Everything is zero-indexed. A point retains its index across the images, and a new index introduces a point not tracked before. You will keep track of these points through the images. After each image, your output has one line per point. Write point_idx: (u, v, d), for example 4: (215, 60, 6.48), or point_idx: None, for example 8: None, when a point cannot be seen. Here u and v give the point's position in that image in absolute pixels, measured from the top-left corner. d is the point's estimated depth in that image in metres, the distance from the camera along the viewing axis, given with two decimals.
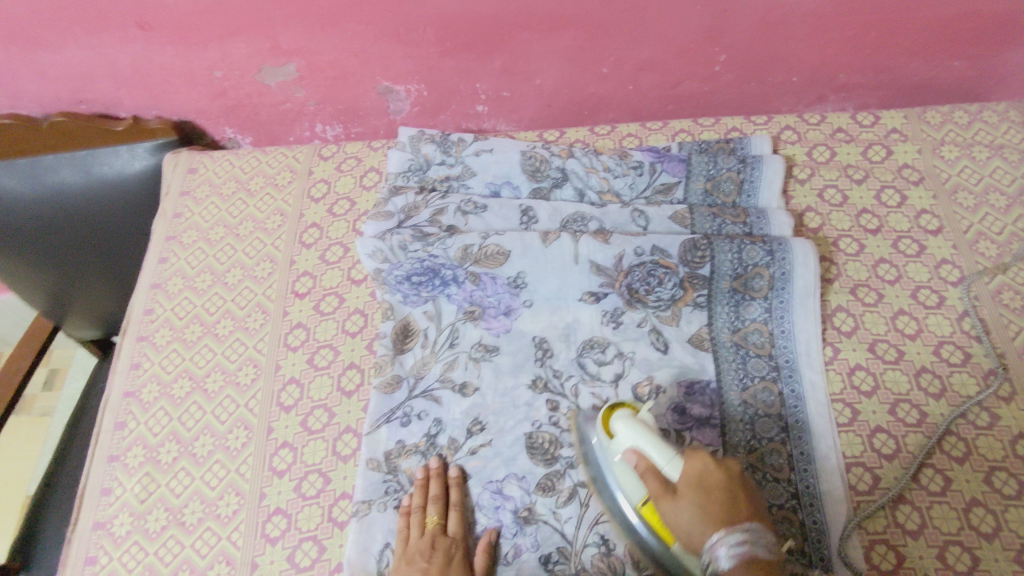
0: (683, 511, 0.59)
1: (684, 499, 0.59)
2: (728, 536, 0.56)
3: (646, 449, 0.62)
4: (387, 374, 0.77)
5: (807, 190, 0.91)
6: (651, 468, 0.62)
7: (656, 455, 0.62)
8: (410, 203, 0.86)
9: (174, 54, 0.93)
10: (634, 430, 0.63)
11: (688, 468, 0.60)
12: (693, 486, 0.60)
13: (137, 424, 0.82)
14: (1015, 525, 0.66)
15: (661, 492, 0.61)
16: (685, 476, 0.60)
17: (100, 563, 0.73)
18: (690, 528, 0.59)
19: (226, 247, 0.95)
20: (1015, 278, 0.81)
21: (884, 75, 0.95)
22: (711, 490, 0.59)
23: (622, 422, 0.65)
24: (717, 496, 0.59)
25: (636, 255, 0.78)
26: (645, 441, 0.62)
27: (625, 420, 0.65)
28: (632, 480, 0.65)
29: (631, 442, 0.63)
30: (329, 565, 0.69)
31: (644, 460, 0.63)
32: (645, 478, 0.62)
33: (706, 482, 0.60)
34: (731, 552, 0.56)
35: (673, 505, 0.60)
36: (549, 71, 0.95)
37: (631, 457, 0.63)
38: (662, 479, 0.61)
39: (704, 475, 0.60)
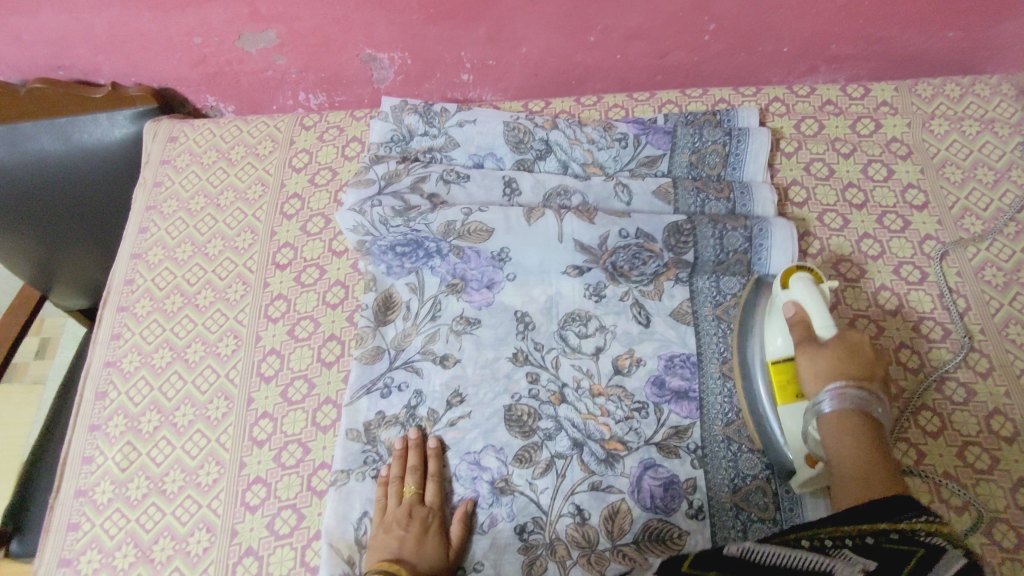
0: (818, 358, 0.60)
1: (829, 349, 0.60)
2: (846, 389, 0.57)
3: (809, 306, 0.64)
4: (368, 346, 0.78)
5: (793, 163, 0.90)
6: (804, 321, 0.64)
7: (815, 315, 0.63)
8: (392, 170, 0.85)
9: (151, 19, 0.91)
10: (807, 289, 0.65)
11: (846, 333, 0.62)
12: (840, 342, 0.61)
13: (118, 393, 0.82)
14: (984, 499, 0.67)
15: (804, 339, 0.63)
16: (840, 336, 0.61)
17: (82, 529, 0.74)
18: (821, 377, 0.59)
19: (207, 218, 0.94)
20: (997, 254, 0.81)
21: (876, 46, 0.94)
22: (858, 354, 0.60)
23: (802, 278, 0.66)
24: (862, 362, 0.59)
25: (620, 237, 0.77)
26: (813, 300, 0.64)
27: (805, 280, 0.66)
28: (781, 333, 0.67)
29: (799, 296, 0.65)
30: (307, 532, 0.70)
31: (800, 314, 0.65)
32: (794, 325, 0.64)
33: (858, 350, 0.60)
34: (844, 400, 0.57)
35: (812, 356, 0.61)
36: (535, 39, 0.93)
37: (790, 309, 0.66)
38: (812, 333, 0.63)
39: (858, 345, 0.60)
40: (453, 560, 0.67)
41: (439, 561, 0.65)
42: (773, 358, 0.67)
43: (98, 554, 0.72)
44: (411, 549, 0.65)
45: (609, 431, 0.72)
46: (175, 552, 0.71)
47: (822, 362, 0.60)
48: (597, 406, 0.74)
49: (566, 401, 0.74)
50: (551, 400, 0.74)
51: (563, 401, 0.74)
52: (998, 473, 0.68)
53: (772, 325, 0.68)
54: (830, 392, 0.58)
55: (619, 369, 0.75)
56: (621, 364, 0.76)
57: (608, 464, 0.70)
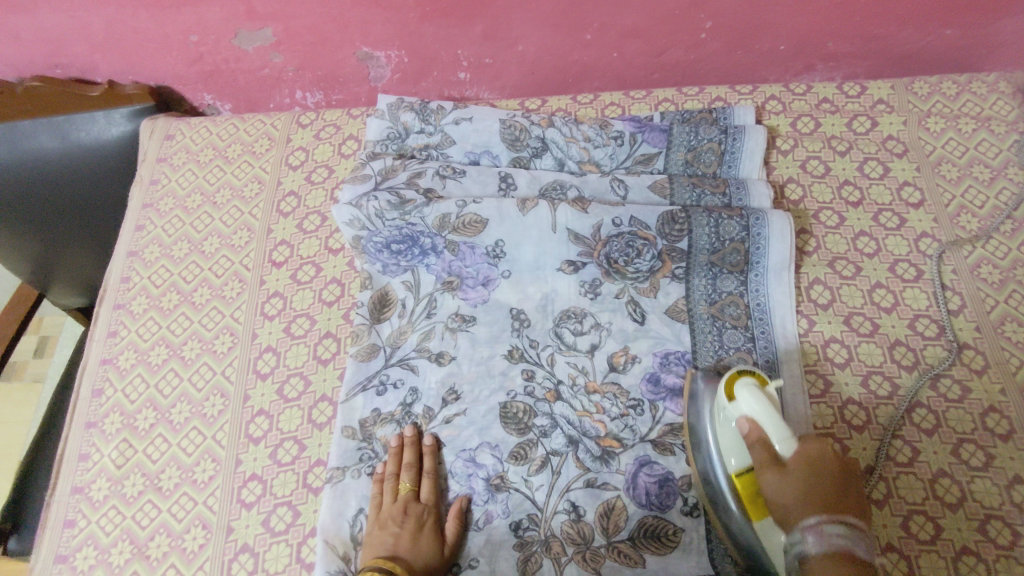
0: (785, 484, 0.58)
1: (794, 472, 0.58)
2: (826, 524, 0.55)
3: (763, 420, 0.62)
4: (364, 343, 0.78)
5: (789, 161, 0.90)
6: (761, 439, 0.62)
7: (771, 429, 0.61)
8: (388, 166, 0.85)
9: (148, 17, 0.91)
10: (754, 400, 0.62)
11: (804, 449, 0.60)
12: (802, 465, 0.59)
13: (114, 391, 0.82)
14: (980, 495, 0.67)
15: (766, 461, 0.60)
16: (800, 456, 0.59)
17: (78, 526, 0.74)
18: (790, 505, 0.57)
19: (203, 215, 0.94)
20: (993, 252, 0.81)
21: (873, 43, 0.94)
22: (823, 474, 0.58)
23: (746, 387, 0.64)
24: (825, 485, 0.58)
25: (614, 225, 0.79)
26: (763, 413, 0.62)
27: (748, 386, 0.64)
28: (737, 449, 0.64)
29: (749, 411, 0.63)
30: (303, 529, 0.70)
31: (755, 431, 0.62)
32: (753, 446, 0.62)
33: (819, 468, 0.58)
34: (827, 540, 0.54)
35: (779, 480, 0.59)
36: (531, 37, 0.93)
37: (744, 426, 0.63)
38: (772, 453, 0.61)
39: (820, 461, 0.59)
40: (449, 557, 0.67)
41: (433, 557, 0.65)
42: (735, 474, 0.63)
43: (94, 551, 0.72)
44: (406, 545, 0.65)
45: (605, 428, 0.72)
46: (170, 549, 0.71)
47: (788, 488, 0.58)
48: (592, 402, 0.74)
49: (562, 398, 0.74)
50: (546, 397, 0.74)
51: (558, 398, 0.74)
52: (993, 470, 0.68)
53: (726, 439, 0.65)
54: (808, 530, 0.55)
55: (614, 367, 0.76)
56: (616, 361, 0.76)
57: (603, 461, 0.70)
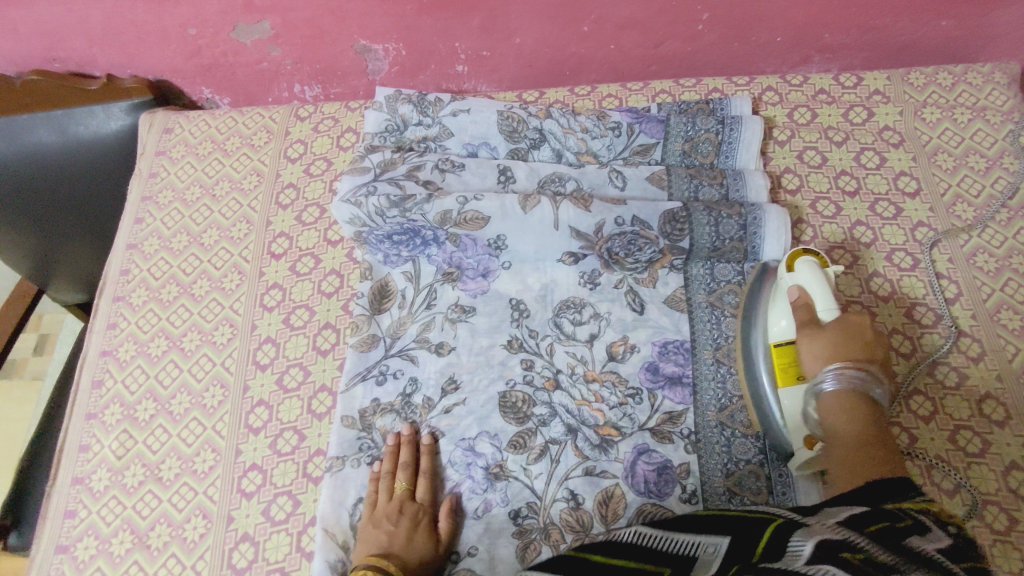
0: (818, 341, 0.64)
1: (831, 332, 0.64)
2: (846, 368, 0.61)
3: (814, 290, 0.67)
4: (364, 333, 0.78)
5: (786, 151, 0.90)
6: (807, 304, 0.67)
7: (819, 299, 0.67)
8: (387, 158, 0.85)
9: (146, 11, 0.91)
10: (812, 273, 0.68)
11: (846, 318, 0.65)
12: (841, 327, 0.64)
13: (114, 382, 0.82)
14: (976, 482, 0.67)
15: (808, 322, 0.66)
16: (841, 321, 0.65)
17: (79, 516, 0.74)
18: (821, 357, 0.63)
19: (203, 208, 0.94)
20: (989, 241, 0.81)
21: (869, 35, 0.94)
22: (859, 340, 0.63)
23: (806, 263, 0.69)
24: (861, 345, 0.63)
25: (616, 224, 0.78)
26: (817, 285, 0.67)
27: (810, 264, 0.69)
28: (784, 314, 0.69)
29: (805, 281, 0.68)
30: (303, 518, 0.71)
31: (804, 298, 0.68)
32: (798, 308, 0.67)
33: (857, 332, 0.64)
34: (845, 381, 0.60)
35: (814, 337, 0.65)
36: (528, 29, 0.93)
37: (794, 293, 0.69)
38: (815, 316, 0.66)
39: (859, 327, 0.64)
40: (443, 553, 0.66)
41: (427, 554, 0.65)
42: (775, 340, 0.68)
43: (94, 541, 0.72)
44: (400, 543, 0.64)
45: (603, 417, 0.72)
46: (171, 538, 0.71)
47: (824, 343, 0.64)
48: (591, 391, 0.74)
49: (561, 387, 0.74)
50: (545, 386, 0.74)
51: (558, 388, 0.74)
52: (990, 456, 0.68)
53: (775, 308, 0.70)
54: (830, 372, 0.61)
55: (613, 356, 0.76)
56: (615, 350, 0.76)
57: (602, 449, 0.71)
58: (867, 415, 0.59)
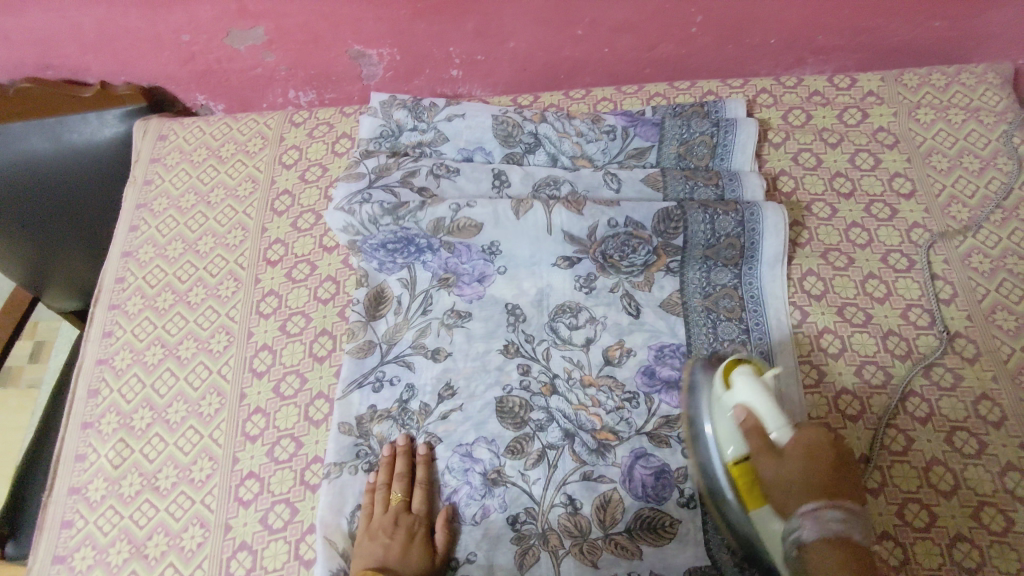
0: (780, 472, 0.58)
1: (792, 459, 0.58)
2: (824, 513, 0.55)
3: (760, 411, 0.62)
4: (360, 339, 0.78)
5: (781, 153, 0.90)
6: (757, 427, 0.61)
7: (767, 418, 0.61)
8: (382, 163, 0.84)
9: (140, 17, 0.91)
10: (753, 389, 0.63)
11: (801, 436, 0.60)
12: (800, 451, 0.59)
13: (110, 391, 0.82)
14: (973, 482, 0.67)
15: (764, 449, 0.60)
16: (798, 442, 0.60)
17: (76, 526, 0.74)
18: (788, 492, 0.57)
19: (198, 215, 0.94)
20: (983, 241, 0.81)
21: (863, 36, 0.94)
22: (821, 460, 0.59)
23: (744, 377, 0.64)
24: (823, 473, 0.58)
25: (609, 226, 0.78)
26: (760, 402, 0.62)
27: (745, 376, 0.64)
28: (732, 437, 0.63)
29: (745, 398, 0.63)
30: (301, 526, 0.71)
31: (752, 418, 0.62)
32: (751, 434, 0.61)
33: (817, 455, 0.59)
34: (825, 525, 0.54)
35: (774, 466, 0.59)
36: (522, 33, 0.93)
37: (739, 412, 0.62)
38: (769, 441, 0.60)
39: (818, 447, 0.60)
40: (440, 563, 0.67)
41: (424, 568, 0.65)
42: (731, 461, 0.62)
43: (92, 551, 0.72)
44: (396, 555, 0.65)
45: (600, 422, 0.72)
46: (168, 548, 0.71)
47: (788, 476, 0.58)
48: (588, 396, 0.74)
49: (558, 392, 0.74)
50: (542, 391, 0.74)
51: (554, 392, 0.74)
52: (986, 457, 0.68)
53: (721, 426, 0.65)
54: (805, 518, 0.55)
55: (609, 360, 0.76)
56: (611, 354, 0.76)
57: (599, 454, 0.71)
58: (854, 554, 0.53)
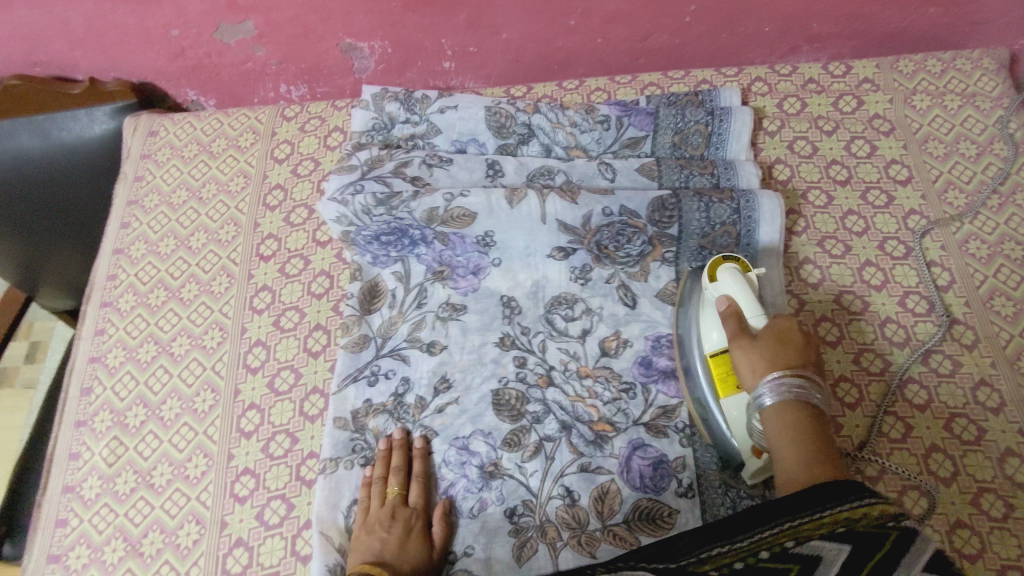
0: (752, 351, 0.61)
1: (763, 340, 0.61)
2: (784, 378, 0.58)
3: (737, 298, 0.66)
4: (354, 334, 0.77)
5: (776, 142, 0.90)
6: (735, 313, 0.65)
7: (746, 307, 0.65)
8: (375, 156, 0.84)
9: (127, 12, 0.90)
10: (734, 281, 0.66)
11: (774, 322, 0.63)
12: (772, 334, 0.62)
13: (103, 389, 0.81)
14: (972, 469, 0.67)
15: (737, 332, 0.63)
16: (770, 326, 0.63)
17: (70, 525, 0.73)
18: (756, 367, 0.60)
19: (190, 211, 0.93)
20: (981, 228, 0.81)
21: (857, 23, 0.94)
22: (791, 342, 0.61)
23: (728, 271, 0.68)
24: (791, 349, 0.60)
25: (604, 214, 0.78)
26: (740, 291, 0.66)
27: (731, 272, 0.68)
28: (715, 326, 0.67)
29: (726, 290, 0.67)
30: (297, 521, 0.70)
31: (731, 306, 0.66)
32: (727, 318, 0.65)
33: (787, 336, 0.61)
34: (783, 391, 0.57)
35: (746, 344, 0.62)
36: (514, 24, 0.93)
37: (721, 303, 0.67)
38: (744, 324, 0.64)
39: (790, 331, 0.62)
40: (437, 557, 0.66)
41: (422, 560, 0.64)
42: (710, 352, 0.67)
43: (86, 549, 0.72)
44: (392, 549, 0.64)
45: (597, 413, 0.72)
46: (164, 545, 0.70)
47: (756, 354, 0.61)
48: (585, 387, 0.74)
49: (554, 383, 0.74)
50: (539, 382, 0.74)
51: (551, 384, 0.74)
52: (985, 443, 0.68)
53: (705, 319, 0.69)
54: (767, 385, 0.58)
55: (606, 351, 0.75)
56: (608, 346, 0.76)
57: (597, 445, 0.70)
58: (809, 421, 0.56)
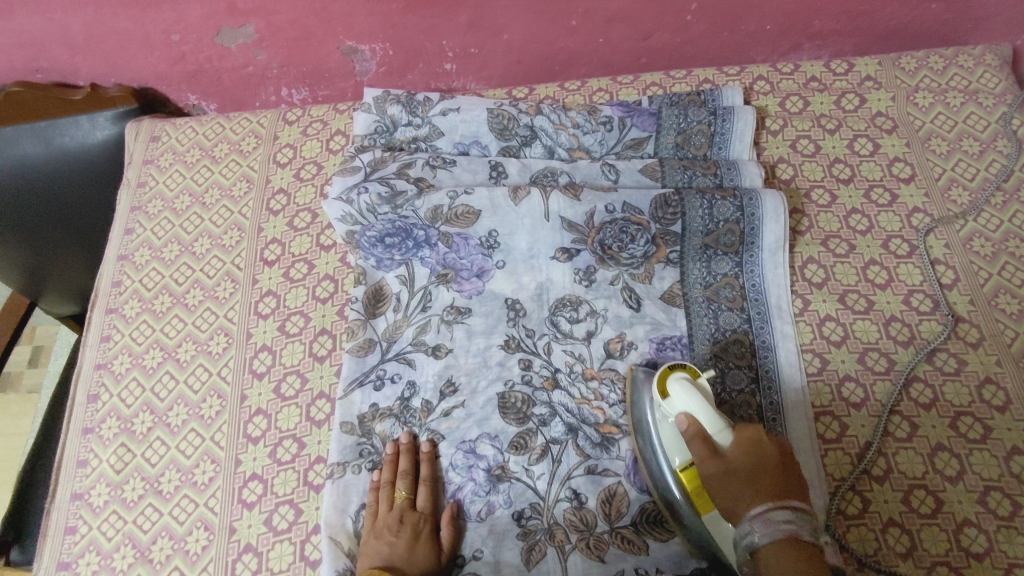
0: (727, 479, 0.57)
1: (734, 465, 0.57)
2: (773, 515, 0.53)
3: (697, 414, 0.60)
4: (360, 338, 0.77)
5: (779, 141, 0.90)
6: (699, 434, 0.59)
7: (704, 420, 0.60)
8: (378, 157, 0.84)
9: (128, 18, 0.90)
10: (688, 394, 0.61)
11: (740, 437, 0.58)
12: (742, 457, 0.57)
13: (110, 396, 0.81)
14: (978, 467, 0.67)
15: (705, 454, 0.58)
16: (737, 445, 0.58)
17: (79, 532, 0.73)
18: (734, 498, 0.56)
19: (194, 216, 0.93)
20: (985, 225, 0.81)
21: (859, 20, 0.93)
22: (763, 463, 0.57)
23: (680, 384, 0.63)
24: (767, 469, 0.57)
25: (607, 212, 0.78)
26: (697, 406, 0.60)
27: (682, 383, 0.63)
28: (678, 445, 0.63)
29: (683, 406, 0.62)
30: (306, 526, 0.70)
31: (693, 425, 0.60)
32: (692, 441, 0.59)
33: (758, 456, 0.57)
34: (774, 529, 0.53)
35: (718, 472, 0.57)
36: (515, 25, 0.92)
37: (680, 422, 0.61)
38: (710, 445, 0.58)
39: (760, 447, 0.58)
40: (446, 561, 0.66)
41: (431, 565, 0.65)
42: (679, 468, 0.63)
43: (96, 557, 0.72)
44: (402, 554, 0.64)
45: (603, 415, 0.72)
46: (174, 551, 0.71)
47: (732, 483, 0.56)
48: (591, 389, 0.74)
49: (560, 386, 0.74)
50: (544, 385, 0.74)
51: (556, 386, 0.74)
52: (991, 441, 0.68)
53: (667, 436, 0.64)
54: (756, 522, 0.54)
55: (611, 353, 0.76)
56: (613, 347, 0.76)
57: (603, 447, 0.71)
58: (805, 554, 0.52)
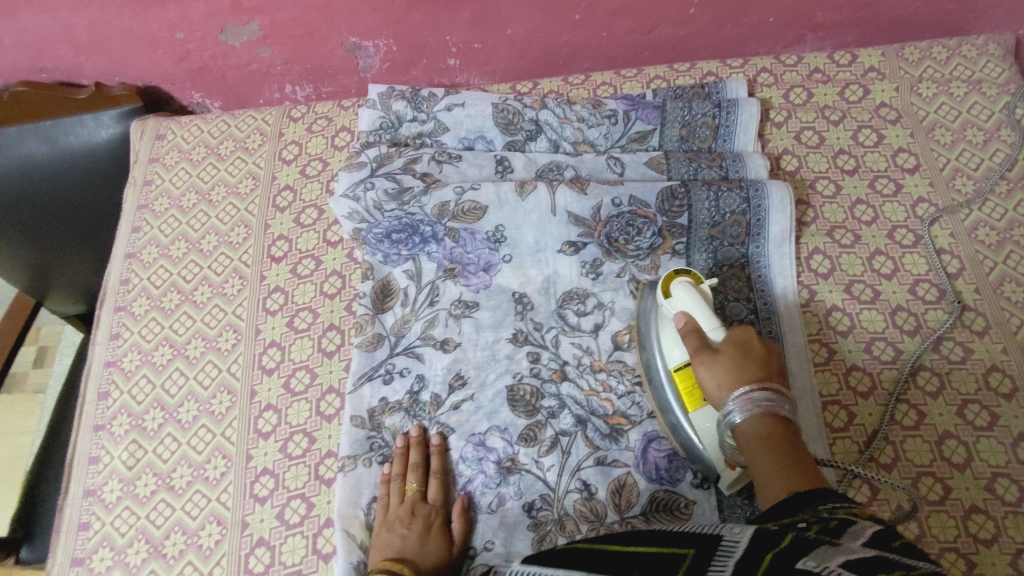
0: (716, 367, 0.60)
1: (724, 355, 0.60)
2: (753, 391, 0.56)
3: (695, 312, 0.65)
4: (368, 333, 0.78)
5: (784, 132, 0.90)
6: (695, 329, 0.64)
7: (702, 320, 0.64)
8: (384, 153, 0.85)
9: (132, 16, 0.90)
10: (688, 295, 0.66)
11: (734, 335, 0.62)
12: (732, 348, 0.61)
13: (120, 393, 0.82)
14: (986, 455, 0.67)
15: (698, 348, 0.62)
16: (730, 340, 0.62)
17: (93, 528, 0.74)
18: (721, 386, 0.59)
19: (200, 213, 0.93)
20: (989, 214, 0.81)
21: (862, 11, 0.93)
22: (753, 355, 0.60)
23: (681, 286, 0.67)
24: (755, 361, 0.59)
25: (613, 206, 0.78)
26: (696, 306, 0.65)
27: (684, 286, 0.67)
28: (675, 342, 0.67)
29: (684, 306, 0.66)
30: (318, 520, 0.71)
31: (691, 323, 0.65)
32: (688, 336, 0.64)
33: (747, 348, 0.61)
34: (754, 406, 0.56)
35: (709, 361, 0.61)
36: (519, 20, 0.93)
37: (678, 319, 0.66)
38: (705, 340, 0.63)
39: (750, 343, 0.61)
40: (457, 553, 0.67)
41: (442, 556, 0.65)
42: (673, 367, 0.66)
43: (110, 552, 0.72)
44: (413, 546, 0.65)
45: (612, 406, 0.73)
46: (187, 546, 0.71)
47: (721, 370, 0.60)
48: (599, 381, 0.74)
49: (568, 378, 0.74)
50: (553, 377, 0.75)
51: (565, 378, 0.74)
52: (998, 429, 0.68)
53: (666, 336, 0.68)
54: (736, 399, 0.57)
55: (618, 345, 0.76)
56: (620, 340, 0.76)
57: (612, 438, 0.71)
58: (782, 432, 0.55)
